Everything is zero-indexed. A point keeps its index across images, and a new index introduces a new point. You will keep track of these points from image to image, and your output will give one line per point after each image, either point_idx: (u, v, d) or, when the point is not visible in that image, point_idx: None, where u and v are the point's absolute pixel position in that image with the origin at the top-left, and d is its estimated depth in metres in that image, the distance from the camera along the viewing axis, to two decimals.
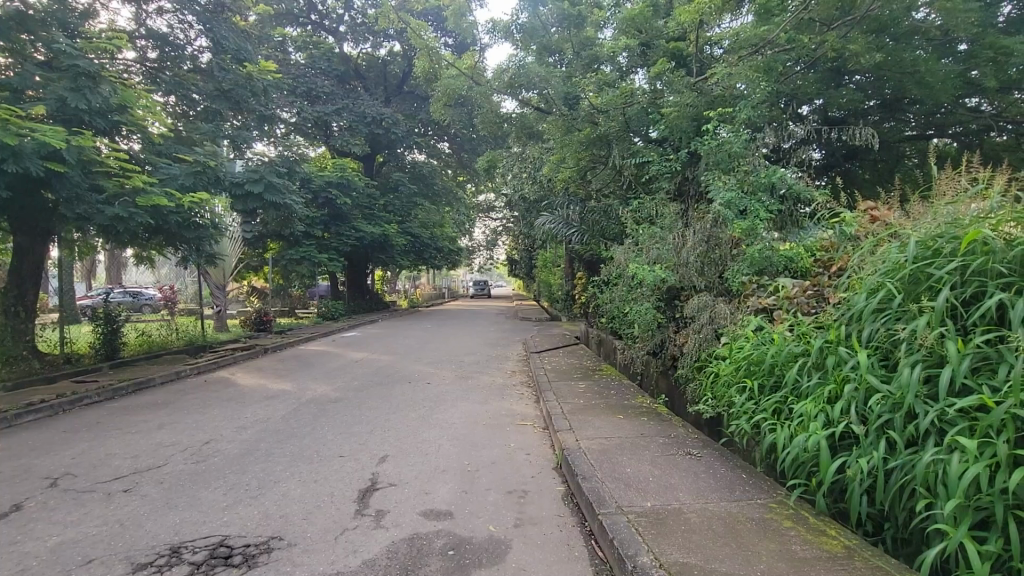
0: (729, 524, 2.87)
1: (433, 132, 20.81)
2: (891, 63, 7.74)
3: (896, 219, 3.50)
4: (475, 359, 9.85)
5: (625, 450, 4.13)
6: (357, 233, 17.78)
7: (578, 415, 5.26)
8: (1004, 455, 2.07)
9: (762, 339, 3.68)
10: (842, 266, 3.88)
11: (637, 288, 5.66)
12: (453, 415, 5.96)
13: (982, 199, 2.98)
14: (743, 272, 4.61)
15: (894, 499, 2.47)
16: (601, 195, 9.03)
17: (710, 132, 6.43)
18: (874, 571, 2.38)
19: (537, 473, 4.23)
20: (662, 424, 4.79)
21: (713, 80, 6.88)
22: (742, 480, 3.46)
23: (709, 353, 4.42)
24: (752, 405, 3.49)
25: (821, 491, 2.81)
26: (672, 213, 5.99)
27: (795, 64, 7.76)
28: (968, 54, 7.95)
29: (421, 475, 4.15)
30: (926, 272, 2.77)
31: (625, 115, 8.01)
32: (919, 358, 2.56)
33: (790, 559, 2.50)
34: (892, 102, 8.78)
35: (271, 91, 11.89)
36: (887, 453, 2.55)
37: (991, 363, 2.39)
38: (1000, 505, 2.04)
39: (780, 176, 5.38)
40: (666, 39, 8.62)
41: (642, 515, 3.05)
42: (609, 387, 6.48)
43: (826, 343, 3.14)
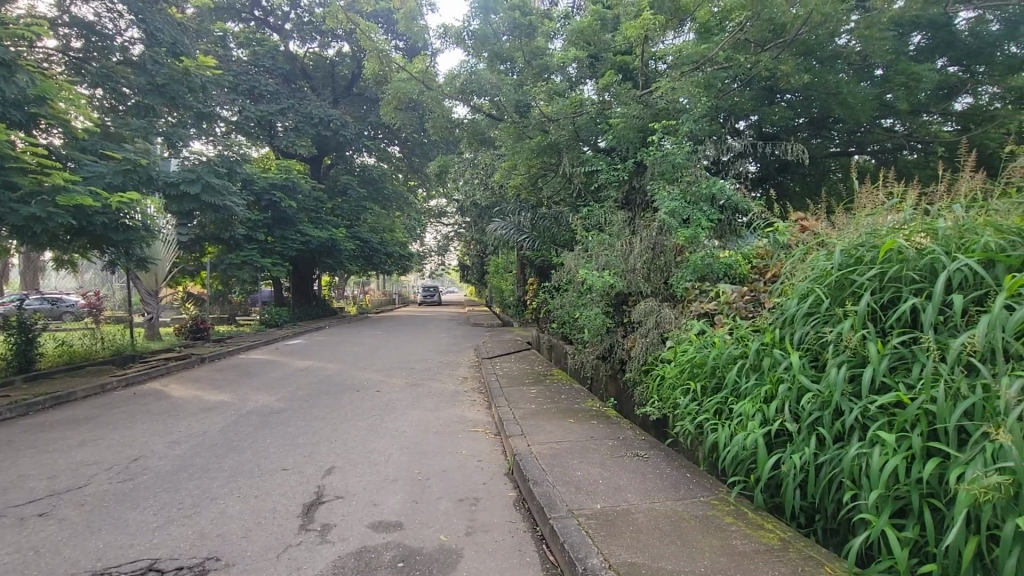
0: (674, 523, 2.97)
1: (383, 136, 20.24)
2: (817, 84, 8.35)
3: (823, 229, 3.76)
4: (426, 366, 9.74)
5: (575, 453, 4.20)
6: (303, 237, 17.25)
7: (529, 420, 5.30)
8: (918, 447, 2.25)
9: (704, 343, 3.85)
10: (776, 273, 4.14)
11: (587, 293, 5.80)
12: (404, 423, 5.86)
13: (897, 212, 3.24)
14: (687, 278, 4.81)
15: (823, 492, 2.65)
16: (552, 202, 9.18)
17: (655, 143, 6.66)
18: (807, 561, 2.53)
19: (488, 479, 4.22)
20: (610, 426, 4.90)
21: (658, 93, 7.15)
22: (687, 480, 3.59)
23: (655, 357, 4.56)
24: (696, 406, 3.63)
25: (759, 486, 2.96)
26: (620, 221, 6.16)
27: (733, 82, 8.19)
28: (884, 78, 8.65)
29: (369, 486, 4.04)
30: (850, 279, 3.00)
31: (575, 124, 8.25)
32: (844, 358, 2.76)
33: (732, 554, 2.61)
34: (819, 120, 9.41)
35: (210, 87, 11.31)
36: (817, 449, 2.72)
37: (906, 363, 2.60)
38: (915, 494, 2.21)
39: (720, 188, 5.64)
40: (614, 53, 8.90)
41: (592, 516, 3.11)
42: (560, 391, 6.56)
43: (763, 346, 3.32)
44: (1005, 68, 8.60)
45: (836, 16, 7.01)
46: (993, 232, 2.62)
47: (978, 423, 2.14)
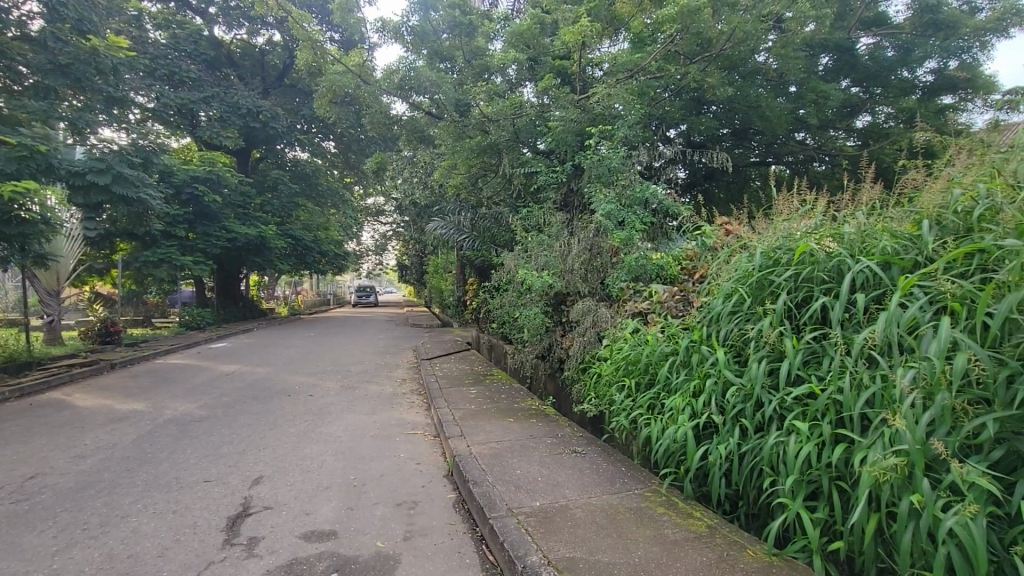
0: (610, 516, 3.06)
1: (316, 130, 19.40)
2: (740, 97, 8.92)
3: (745, 233, 4.01)
4: (362, 369, 9.47)
5: (515, 452, 4.23)
6: (228, 233, 16.27)
7: (469, 420, 5.27)
8: (827, 434, 2.44)
9: (638, 341, 4.00)
10: (703, 274, 4.38)
11: (526, 293, 5.87)
12: (339, 428, 5.66)
13: (809, 217, 3.52)
14: (621, 278, 4.97)
15: (746, 479, 2.83)
16: (491, 202, 9.10)
17: (592, 147, 6.85)
18: (731, 545, 2.68)
19: (427, 482, 4.17)
20: (549, 424, 4.97)
21: (594, 99, 7.37)
22: (622, 473, 3.71)
23: (592, 355, 4.68)
24: (630, 402, 3.77)
25: (688, 477, 3.11)
26: (559, 222, 6.28)
27: (664, 91, 8.56)
28: (797, 95, 9.35)
29: (300, 495, 3.87)
30: (769, 279, 3.23)
31: (514, 125, 8.33)
32: (764, 354, 2.96)
33: (664, 543, 2.73)
34: (740, 131, 10.00)
35: (123, 70, 10.35)
36: (740, 439, 2.90)
37: (817, 356, 2.83)
38: (825, 477, 2.40)
39: (652, 192, 5.87)
40: (552, 57, 9.07)
41: (531, 514, 3.14)
42: (499, 391, 6.57)
43: (692, 343, 3.50)
44: (900, 90, 9.51)
45: (756, 34, 7.55)
46: (888, 236, 2.90)
47: (877, 410, 2.35)
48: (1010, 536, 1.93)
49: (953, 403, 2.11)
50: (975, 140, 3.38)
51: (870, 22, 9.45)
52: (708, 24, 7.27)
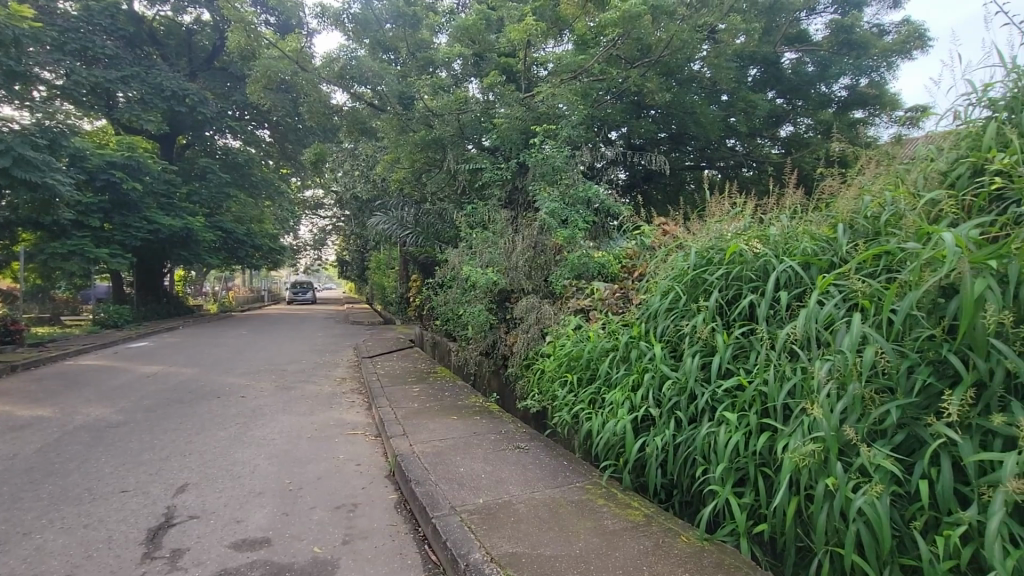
0: (552, 509, 3.11)
1: (249, 118, 18.34)
2: (676, 103, 9.30)
3: (681, 233, 4.19)
4: (299, 368, 9.10)
5: (459, 450, 4.22)
6: (150, 224, 15.14)
7: (411, 419, 5.18)
8: (754, 424, 2.60)
9: (580, 337, 4.09)
10: (642, 272, 4.55)
11: (470, 291, 5.85)
12: (273, 430, 5.41)
13: (739, 220, 3.73)
14: (564, 276, 5.05)
15: (680, 469, 2.96)
16: (435, 198, 9.01)
17: (536, 146, 6.92)
18: (667, 533, 2.79)
19: (368, 483, 4.07)
20: (493, 421, 4.98)
21: (539, 97, 7.44)
22: (564, 467, 3.78)
23: (535, 352, 4.72)
24: (572, 397, 3.84)
25: (627, 468, 3.22)
26: (503, 220, 6.30)
27: (606, 94, 8.79)
28: (729, 103, 9.86)
29: (230, 502, 3.66)
30: (702, 278, 3.40)
31: (459, 121, 8.25)
32: (698, 348, 3.11)
33: (603, 534, 2.81)
34: (677, 136, 10.41)
35: (26, 42, 9.34)
36: (675, 430, 3.03)
37: (745, 351, 3.00)
38: (752, 465, 2.55)
39: (594, 192, 6.00)
40: (497, 54, 9.10)
41: (474, 512, 3.14)
42: (443, 389, 6.51)
43: (631, 338, 3.62)
44: (818, 103, 10.32)
45: (692, 43, 7.89)
46: (808, 239, 3.12)
47: (798, 400, 2.52)
48: (910, 512, 2.13)
49: (863, 392, 2.29)
50: (883, 152, 3.68)
51: (792, 39, 10.12)
52: (647, 30, 7.48)
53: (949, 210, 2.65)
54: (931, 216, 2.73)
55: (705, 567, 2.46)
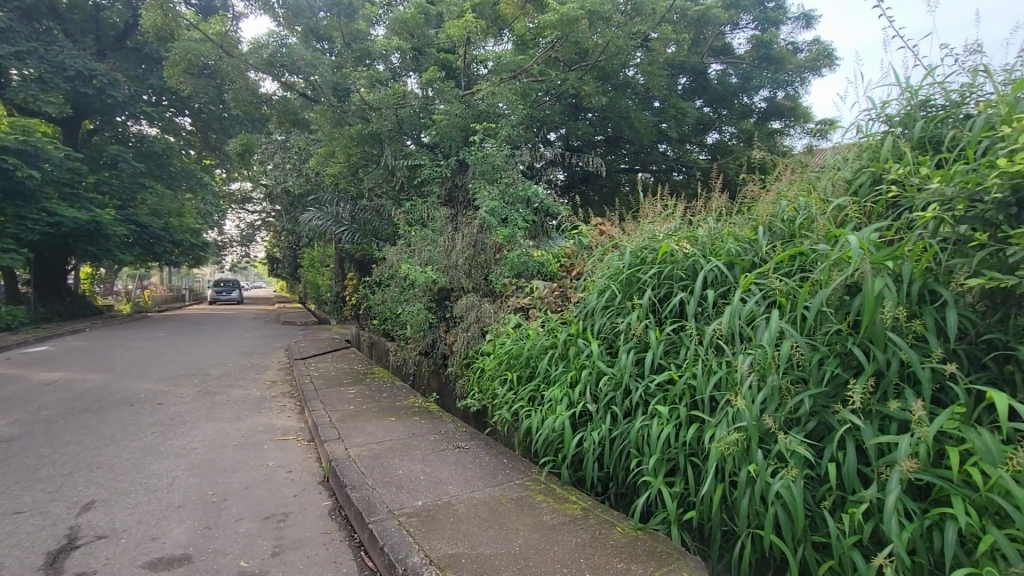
0: (492, 508, 3.11)
1: (167, 104, 16.99)
2: (612, 107, 9.60)
3: (617, 233, 4.32)
4: (224, 371, 8.58)
5: (397, 452, 4.13)
6: (50, 217, 13.74)
7: (347, 422, 5.01)
8: (684, 415, 2.72)
9: (520, 335, 4.13)
10: (579, 271, 4.66)
11: (409, 289, 5.75)
12: (195, 438, 5.07)
13: (670, 221, 3.91)
14: (504, 274, 5.07)
15: (615, 462, 3.05)
16: (372, 194, 8.80)
17: (476, 144, 6.90)
18: (603, 525, 2.87)
19: (300, 491, 3.89)
20: (432, 421, 4.91)
21: (478, 95, 7.44)
22: (503, 465, 3.80)
23: (475, 351, 4.70)
24: (512, 395, 3.86)
25: (565, 464, 3.27)
26: (443, 217, 6.22)
27: (546, 95, 8.91)
28: (661, 109, 10.26)
29: (144, 518, 3.39)
30: (637, 277, 3.53)
31: (397, 115, 8.06)
32: (632, 345, 3.23)
33: (542, 529, 2.84)
34: (612, 139, 10.72)
35: None
36: (611, 424, 3.12)
37: (675, 346, 3.15)
38: (682, 455, 2.67)
39: (533, 191, 6.06)
40: (437, 49, 9.01)
41: (413, 514, 3.08)
42: (380, 390, 6.35)
43: (570, 336, 3.70)
44: (741, 113, 10.90)
45: (627, 49, 8.16)
46: (732, 240, 3.31)
47: (723, 392, 2.67)
48: (820, 493, 2.31)
49: (780, 383, 2.47)
50: (798, 160, 3.96)
51: (718, 50, 10.68)
52: (585, 34, 7.69)
53: (853, 215, 2.91)
54: (838, 220, 2.98)
55: (638, 556, 2.56)
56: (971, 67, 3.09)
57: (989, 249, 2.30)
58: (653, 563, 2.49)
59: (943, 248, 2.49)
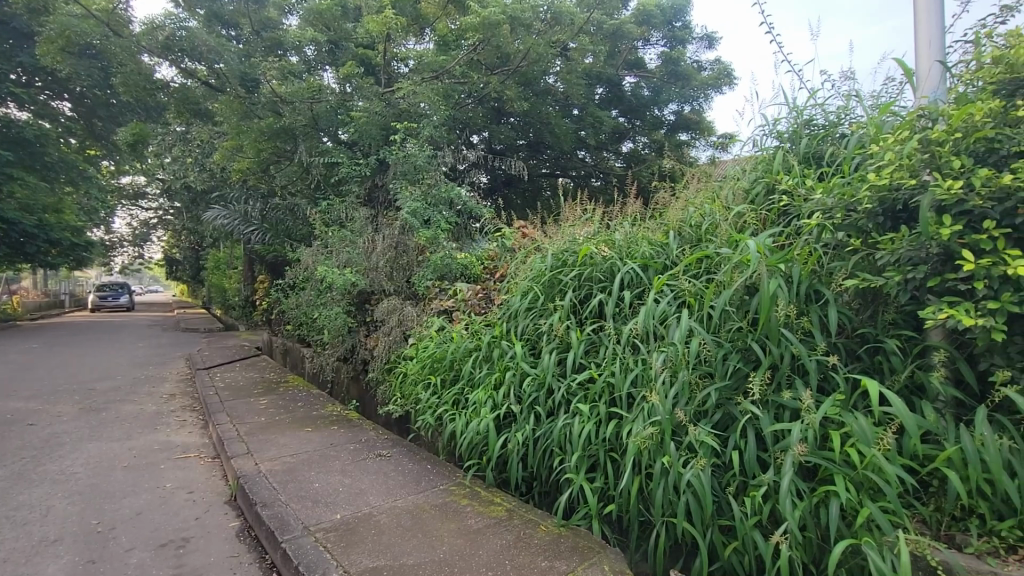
0: (415, 516, 3.04)
1: (41, 85, 14.61)
2: (534, 113, 9.80)
3: (539, 236, 4.41)
4: (112, 385, 7.72)
5: (313, 464, 3.92)
6: None
7: (257, 435, 4.68)
8: (603, 412, 2.82)
9: (444, 339, 4.09)
10: (502, 273, 4.72)
11: (326, 292, 5.50)
12: (76, 462, 4.51)
13: (590, 225, 4.04)
14: (427, 277, 4.97)
15: (539, 461, 3.10)
16: (286, 192, 8.35)
17: (397, 143, 6.75)
18: (527, 524, 2.90)
19: (203, 513, 3.58)
20: (352, 430, 4.72)
21: (399, 94, 7.30)
22: (427, 470, 3.73)
23: (397, 355, 4.57)
24: (435, 399, 3.79)
25: (490, 466, 3.27)
26: (363, 218, 6.01)
27: (468, 98, 8.91)
28: (580, 117, 10.60)
29: (10, 557, 2.95)
30: (558, 279, 3.64)
31: (312, 111, 7.68)
32: (555, 345, 3.32)
33: (467, 534, 2.82)
34: (534, 144, 10.90)
35: None
36: (535, 424, 3.16)
37: (595, 345, 3.27)
38: (602, 450, 2.75)
39: (456, 193, 6.04)
40: (355, 44, 8.68)
41: (330, 529, 2.94)
42: (295, 399, 6.01)
43: (493, 338, 3.73)
44: (652, 124, 11.43)
45: (547, 57, 8.35)
46: (647, 243, 3.48)
47: (639, 388, 2.81)
48: (726, 479, 2.48)
49: (690, 378, 2.63)
50: (703, 169, 4.25)
51: (632, 64, 11.25)
52: (506, 39, 7.84)
53: (750, 221, 3.19)
54: (738, 225, 3.25)
55: (562, 552, 2.61)
56: (845, 92, 3.49)
57: (861, 253, 2.60)
58: (575, 559, 2.55)
59: (826, 252, 2.79)
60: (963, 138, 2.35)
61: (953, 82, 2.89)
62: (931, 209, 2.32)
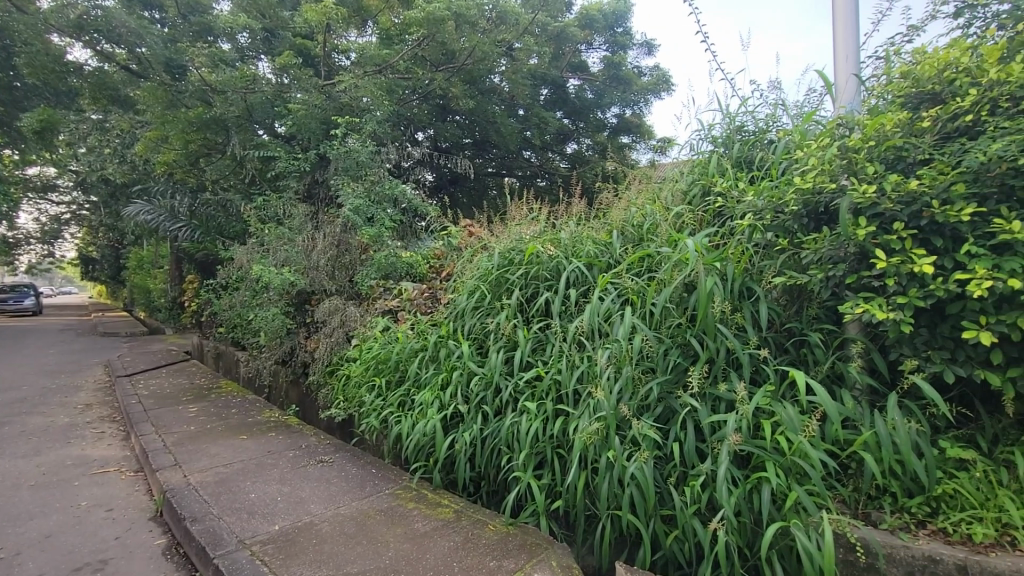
0: (359, 523, 2.95)
1: None
2: (479, 112, 9.76)
3: (486, 235, 4.40)
4: (17, 396, 7.02)
5: (249, 473, 3.73)
6: None
7: (185, 446, 4.39)
8: (550, 409, 2.85)
9: (388, 339, 4.00)
10: (449, 272, 4.68)
11: (262, 292, 5.24)
12: None
13: (536, 224, 4.07)
14: (371, 275, 4.84)
15: (487, 461, 3.08)
16: (217, 187, 7.92)
17: (338, 138, 6.52)
18: (475, 524, 2.88)
19: (124, 531, 3.32)
20: (291, 436, 4.52)
21: (340, 87, 7.03)
22: (372, 475, 3.62)
23: (339, 357, 4.42)
24: (380, 401, 3.70)
25: (437, 468, 3.22)
26: (302, 215, 5.78)
27: (412, 94, 8.76)
28: (525, 117, 10.65)
29: None
30: (505, 277, 3.65)
31: (246, 101, 7.23)
32: (502, 344, 3.32)
33: (414, 538, 2.77)
34: (480, 143, 10.86)
35: None
36: (482, 424, 3.14)
37: (542, 343, 3.30)
38: (549, 447, 2.78)
39: (401, 190, 5.91)
40: (293, 34, 8.28)
41: (267, 542, 2.79)
42: (229, 405, 5.69)
43: (440, 338, 3.69)
44: (596, 126, 11.57)
45: (493, 56, 8.32)
46: (591, 242, 3.54)
47: (584, 385, 2.86)
48: (668, 470, 2.56)
49: (633, 373, 2.71)
50: (645, 172, 4.37)
51: (575, 67, 11.45)
52: (451, 36, 7.81)
53: (688, 221, 3.32)
54: (677, 225, 3.37)
55: (510, 551, 2.61)
56: (773, 101, 3.71)
57: (788, 252, 2.76)
58: (523, 556, 2.56)
59: (756, 251, 2.95)
60: (876, 146, 2.56)
61: (867, 94, 3.14)
62: (849, 211, 2.50)
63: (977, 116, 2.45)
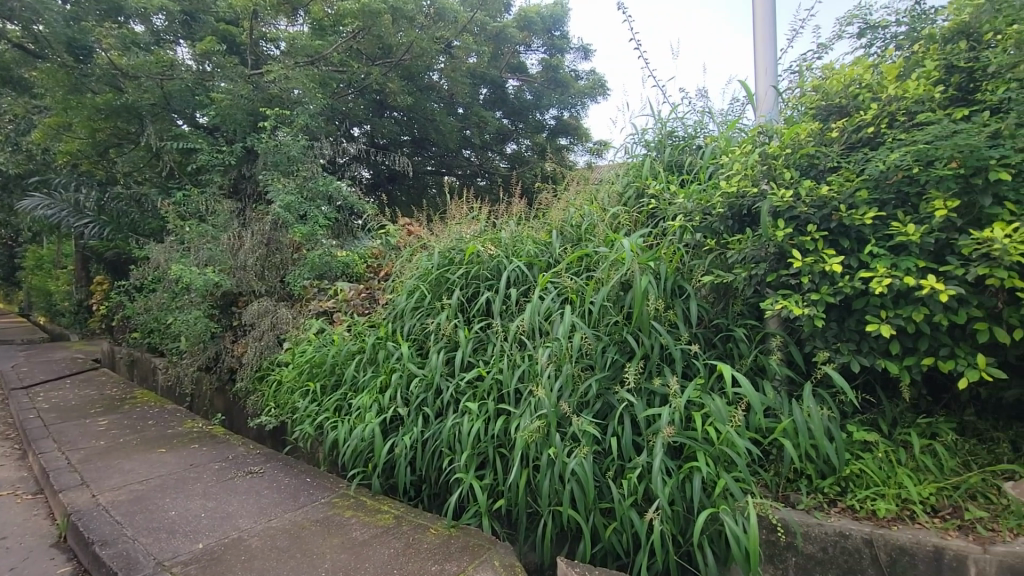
0: (293, 535, 2.82)
1: None
2: (417, 108, 9.62)
3: (425, 234, 4.34)
4: None
5: (168, 489, 3.46)
6: None
7: (94, 462, 4.01)
8: (492, 409, 2.85)
9: (323, 341, 3.86)
10: (388, 272, 4.59)
11: (183, 294, 4.90)
12: None
13: (476, 224, 4.06)
14: (304, 275, 4.64)
15: (428, 463, 3.03)
16: (130, 179, 7.42)
17: (267, 131, 6.17)
18: (416, 529, 2.83)
19: (21, 561, 2.98)
20: (217, 446, 4.25)
21: (268, 77, 6.69)
22: (306, 484, 3.47)
23: (270, 361, 4.19)
24: (315, 406, 3.54)
25: (376, 473, 3.13)
26: (227, 211, 5.47)
27: (347, 89, 8.53)
28: (464, 116, 10.59)
29: None
30: (445, 277, 3.63)
31: (162, 89, 6.76)
32: (442, 345, 3.29)
33: (352, 547, 2.68)
34: (419, 141, 10.69)
35: None
36: (423, 426, 3.09)
37: (483, 343, 3.29)
38: (491, 446, 2.77)
39: (336, 187, 5.70)
40: (216, 18, 7.71)
41: (190, 562, 2.61)
42: (145, 416, 5.26)
43: (378, 339, 3.60)
44: (534, 126, 11.68)
45: (431, 52, 8.20)
46: (531, 242, 3.58)
47: (525, 383, 2.88)
48: (607, 464, 2.63)
49: (573, 371, 2.76)
50: (582, 173, 4.47)
51: (514, 67, 11.50)
52: (387, 29, 7.73)
53: (624, 221, 3.43)
54: (614, 225, 3.48)
55: (452, 554, 2.58)
56: (700, 109, 3.91)
57: (716, 252, 2.92)
58: (465, 559, 2.54)
59: (687, 251, 3.09)
60: (792, 154, 2.77)
61: (784, 105, 3.37)
62: (769, 214, 2.68)
63: (878, 128, 2.69)
